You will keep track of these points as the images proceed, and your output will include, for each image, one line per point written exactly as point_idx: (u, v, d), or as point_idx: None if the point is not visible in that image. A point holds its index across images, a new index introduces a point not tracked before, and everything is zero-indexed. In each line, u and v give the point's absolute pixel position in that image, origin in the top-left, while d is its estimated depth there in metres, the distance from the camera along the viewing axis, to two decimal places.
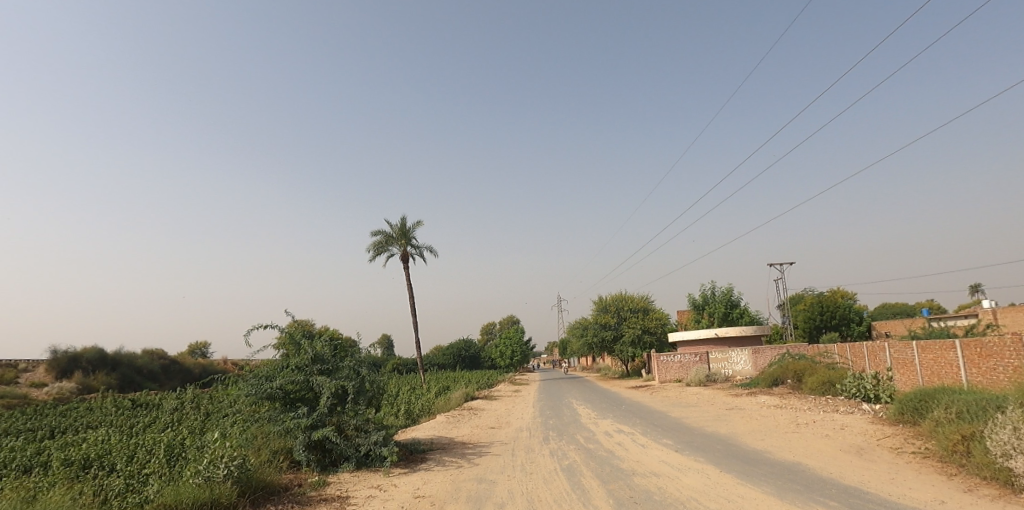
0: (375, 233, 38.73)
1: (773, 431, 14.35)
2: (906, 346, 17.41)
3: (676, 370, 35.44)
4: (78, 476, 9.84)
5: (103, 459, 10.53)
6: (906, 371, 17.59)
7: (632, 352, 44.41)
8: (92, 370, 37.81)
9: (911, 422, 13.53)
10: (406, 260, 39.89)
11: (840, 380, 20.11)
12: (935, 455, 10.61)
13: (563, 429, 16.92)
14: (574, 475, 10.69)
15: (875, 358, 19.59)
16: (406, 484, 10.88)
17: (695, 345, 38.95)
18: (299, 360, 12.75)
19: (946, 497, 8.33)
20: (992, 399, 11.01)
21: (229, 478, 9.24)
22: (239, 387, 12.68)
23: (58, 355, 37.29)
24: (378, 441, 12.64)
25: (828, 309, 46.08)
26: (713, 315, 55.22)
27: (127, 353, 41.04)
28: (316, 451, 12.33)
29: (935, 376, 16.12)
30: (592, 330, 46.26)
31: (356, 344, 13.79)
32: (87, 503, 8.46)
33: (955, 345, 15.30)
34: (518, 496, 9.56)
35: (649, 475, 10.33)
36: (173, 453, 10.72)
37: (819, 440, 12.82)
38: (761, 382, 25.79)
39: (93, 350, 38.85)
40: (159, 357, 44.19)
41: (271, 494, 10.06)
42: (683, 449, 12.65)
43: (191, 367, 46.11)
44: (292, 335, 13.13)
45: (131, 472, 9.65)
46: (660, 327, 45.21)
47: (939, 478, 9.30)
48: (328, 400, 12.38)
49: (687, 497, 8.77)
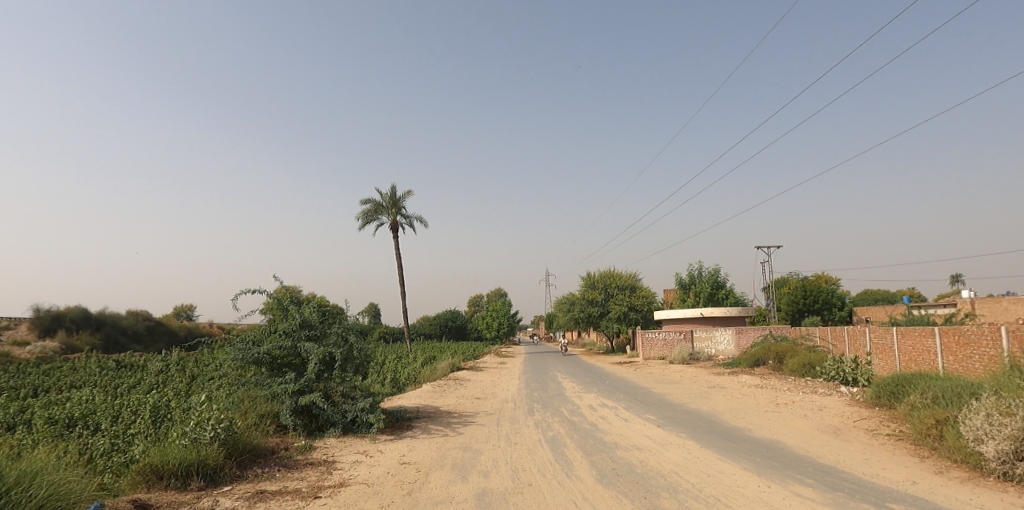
0: (365, 201, 38.42)
1: (753, 410, 14.61)
2: (886, 331, 17.75)
3: (661, 347, 35.92)
4: (63, 435, 9.86)
5: (88, 419, 10.54)
6: (884, 356, 17.96)
7: (617, 328, 44.96)
8: (76, 330, 37.62)
9: (886, 405, 13.82)
10: (396, 229, 39.71)
11: (819, 363, 20.46)
12: (910, 438, 10.88)
13: (548, 402, 17.10)
14: (558, 446, 10.89)
15: (855, 342, 19.95)
16: (393, 451, 11.01)
17: (680, 323, 39.27)
18: (286, 325, 12.83)
19: (916, 478, 8.60)
20: (968, 386, 11.29)
21: (215, 440, 9.29)
22: (225, 352, 12.70)
23: (41, 314, 37.10)
24: (365, 408, 12.70)
25: (811, 293, 46.77)
26: (699, 295, 55.82)
27: (112, 313, 40.89)
28: (302, 416, 12.35)
29: (913, 361, 16.47)
30: (578, 305, 46.57)
31: (344, 311, 13.90)
32: (73, 462, 8.59)
33: (933, 332, 15.60)
34: (503, 465, 9.72)
35: (632, 449, 10.52)
36: (159, 414, 10.74)
37: (797, 420, 13.11)
38: (742, 362, 26.21)
39: (76, 309, 38.60)
40: (143, 318, 44.05)
41: (258, 457, 10.14)
42: (665, 424, 12.85)
43: (176, 329, 45.94)
44: (279, 300, 13.18)
45: (116, 432, 9.68)
46: (647, 304, 45.53)
47: (912, 460, 9.58)
48: (315, 366, 12.46)
49: (668, 471, 8.98)
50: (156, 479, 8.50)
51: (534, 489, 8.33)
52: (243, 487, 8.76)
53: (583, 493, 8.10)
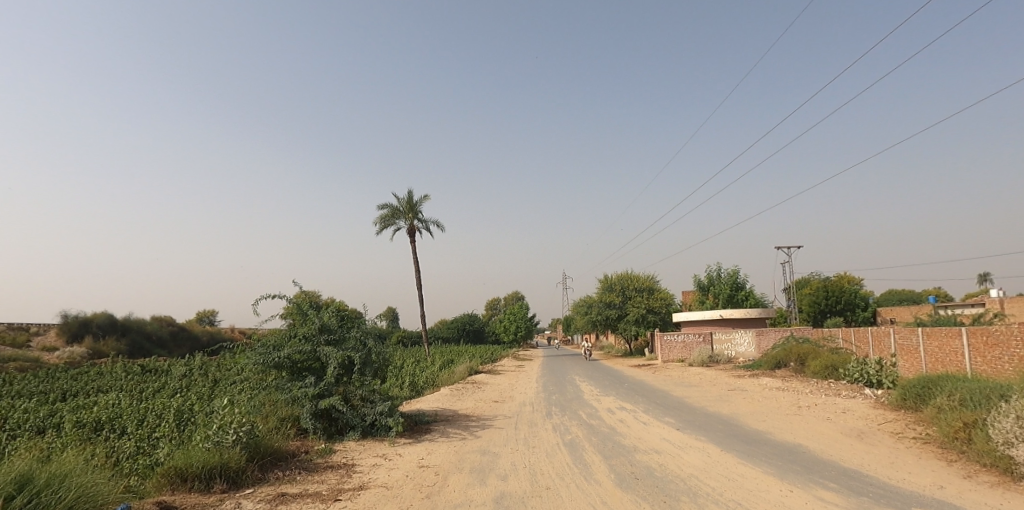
0: (382, 207, 38.67)
1: (775, 413, 14.44)
2: (911, 332, 17.44)
3: (680, 350, 35.63)
4: (90, 439, 10.05)
5: (114, 423, 10.74)
6: (910, 358, 17.64)
7: (636, 331, 44.71)
8: (101, 336, 38.35)
9: (913, 408, 13.56)
10: (413, 234, 39.91)
11: (843, 365, 20.14)
12: (937, 441, 10.66)
13: (566, 405, 17.05)
14: (576, 450, 10.87)
15: (879, 343, 19.63)
16: (411, 454, 11.06)
17: (699, 325, 38.92)
18: (306, 329, 12.96)
19: (944, 483, 8.43)
20: (997, 388, 11.04)
21: (238, 443, 9.40)
22: (247, 356, 12.86)
23: (68, 320, 37.90)
24: (384, 411, 12.77)
25: (833, 294, 46.10)
26: (719, 297, 55.34)
27: (136, 319, 41.62)
28: (323, 420, 12.47)
29: (939, 363, 16.15)
30: (596, 308, 46.40)
31: (363, 315, 14.00)
32: (100, 464, 8.76)
33: (960, 333, 15.29)
34: (521, 468, 9.71)
35: (651, 452, 10.45)
36: (182, 418, 10.90)
37: (819, 423, 12.92)
38: (764, 364, 25.89)
39: (102, 315, 39.37)
40: (166, 323, 44.80)
41: (279, 460, 10.25)
42: (684, 427, 12.74)
43: (199, 334, 46.61)
44: (299, 305, 13.33)
45: (142, 436, 9.85)
46: (665, 307, 45.22)
47: (939, 464, 9.39)
48: (335, 370, 12.58)
49: (688, 475, 8.90)
50: (180, 482, 8.64)
51: (552, 493, 8.32)
52: (264, 489, 8.87)
53: (602, 497, 8.06)
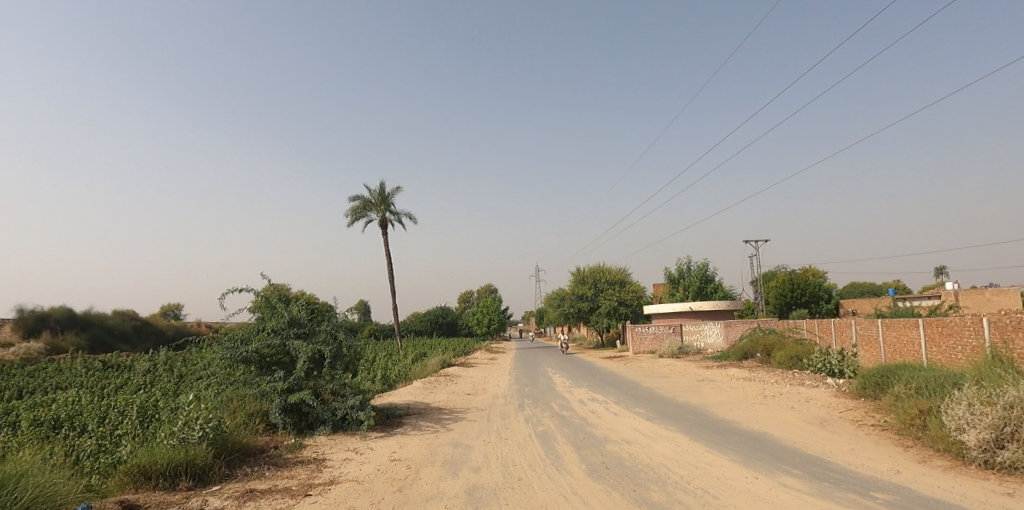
0: (353, 199, 38.25)
1: (742, 402, 14.75)
2: (871, 323, 17.97)
3: (650, 342, 36.12)
4: (48, 437, 9.77)
5: (74, 420, 10.46)
6: (870, 348, 18.19)
7: (607, 323, 45.14)
8: (61, 331, 37.21)
9: (872, 396, 13.99)
10: (385, 226, 39.57)
11: (806, 355, 20.67)
12: (894, 427, 11.03)
13: (538, 397, 17.15)
14: (548, 441, 10.96)
15: (841, 334, 20.21)
16: (383, 448, 11.02)
17: (670, 317, 39.48)
18: (275, 323, 12.76)
19: (900, 467, 8.74)
20: (951, 376, 11.46)
21: (204, 440, 9.24)
22: (213, 351, 12.61)
23: (25, 315, 36.69)
24: (355, 405, 12.69)
25: (798, 286, 47.21)
26: (688, 289, 56.21)
27: (98, 313, 40.50)
28: (292, 415, 12.32)
29: (897, 353, 16.69)
30: (568, 300, 46.70)
31: (333, 308, 13.85)
32: (60, 463, 8.53)
33: (917, 323, 15.82)
34: (493, 460, 9.77)
35: (621, 442, 10.59)
36: (147, 415, 10.67)
37: (784, 411, 13.24)
38: (731, 355, 26.41)
39: (61, 309, 38.19)
40: (130, 318, 43.69)
41: (247, 456, 10.11)
42: (655, 418, 12.93)
43: (164, 328, 45.59)
44: (267, 298, 13.11)
45: (104, 433, 9.61)
46: (636, 299, 45.73)
47: (896, 450, 9.73)
48: (305, 364, 12.43)
49: (657, 464, 9.06)
50: (144, 480, 8.47)
51: (524, 484, 8.40)
52: (232, 485, 8.75)
53: (573, 487, 8.16)
